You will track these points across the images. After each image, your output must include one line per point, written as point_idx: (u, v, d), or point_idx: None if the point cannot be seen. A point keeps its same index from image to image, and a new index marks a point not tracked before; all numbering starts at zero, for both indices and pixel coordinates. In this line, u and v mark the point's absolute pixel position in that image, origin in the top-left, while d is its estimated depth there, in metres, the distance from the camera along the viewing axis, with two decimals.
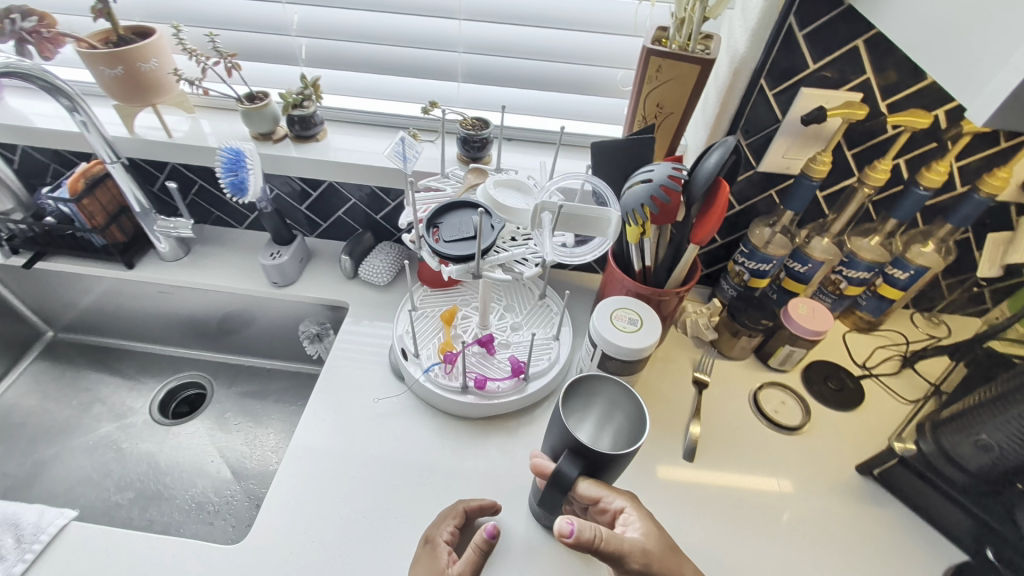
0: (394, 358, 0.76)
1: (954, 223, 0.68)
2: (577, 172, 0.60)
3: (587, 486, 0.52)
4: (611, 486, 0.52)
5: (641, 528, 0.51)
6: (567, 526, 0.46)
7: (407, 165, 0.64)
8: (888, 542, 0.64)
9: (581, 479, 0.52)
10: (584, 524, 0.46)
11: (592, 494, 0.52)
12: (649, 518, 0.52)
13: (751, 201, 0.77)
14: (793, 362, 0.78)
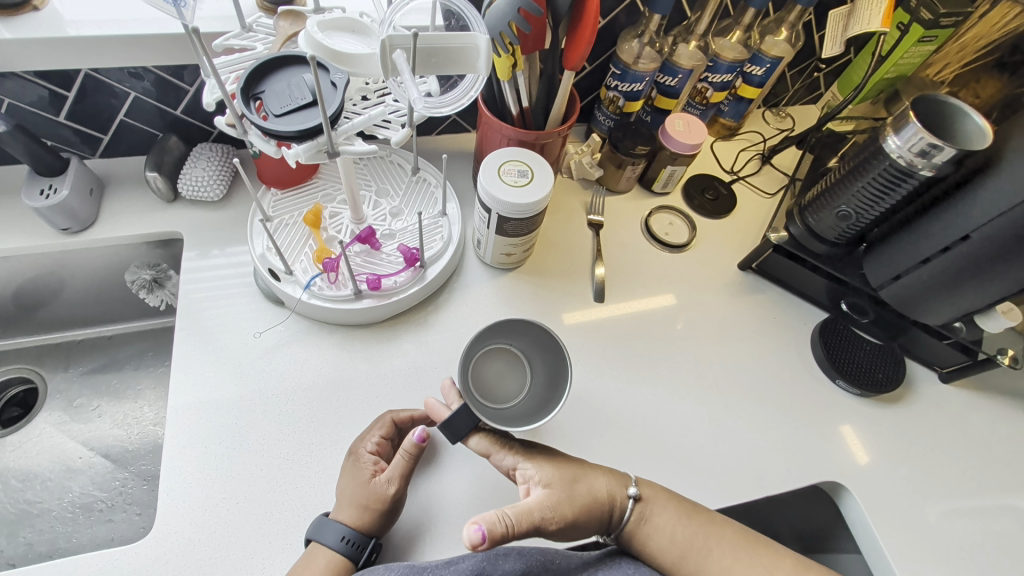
0: (264, 282, 0.64)
1: (803, 4, 0.69)
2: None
3: (478, 444, 0.52)
4: (500, 444, 0.51)
5: (543, 479, 0.50)
6: (475, 533, 0.43)
7: (179, 8, 0.45)
8: (771, 319, 0.73)
9: (472, 437, 0.52)
10: (490, 521, 0.44)
11: (485, 450, 0.52)
12: (546, 463, 0.51)
13: (613, 14, 0.70)
14: (675, 182, 0.80)
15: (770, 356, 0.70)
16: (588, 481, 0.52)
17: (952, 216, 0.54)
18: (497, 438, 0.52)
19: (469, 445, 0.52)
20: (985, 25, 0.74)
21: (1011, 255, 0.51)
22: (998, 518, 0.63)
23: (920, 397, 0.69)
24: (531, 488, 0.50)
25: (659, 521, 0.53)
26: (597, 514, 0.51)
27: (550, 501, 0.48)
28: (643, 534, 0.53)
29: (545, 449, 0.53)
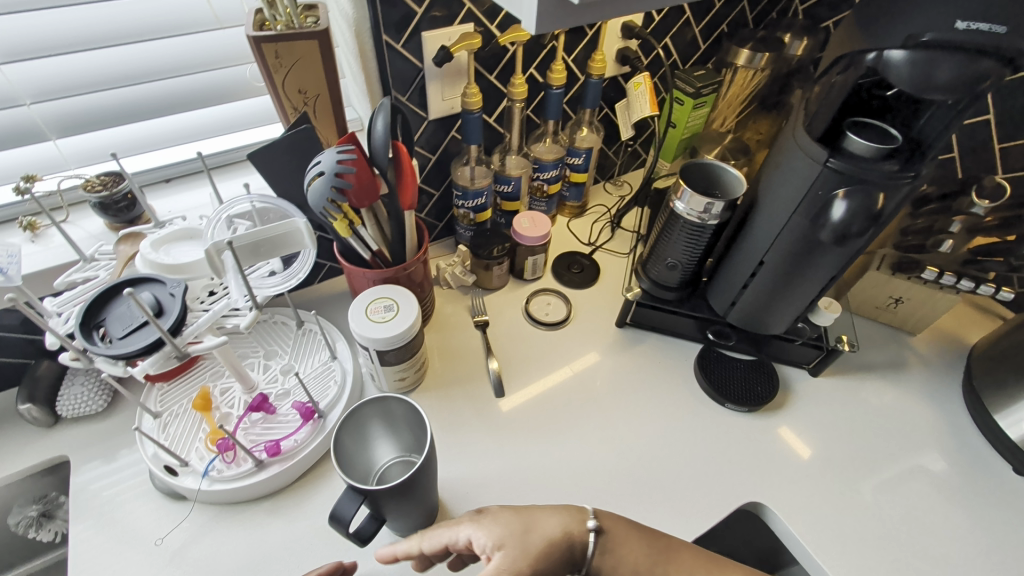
0: (161, 482, 0.63)
1: (590, 105, 0.83)
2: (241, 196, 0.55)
3: (428, 541, 0.53)
4: (446, 526, 0.54)
5: (495, 540, 0.52)
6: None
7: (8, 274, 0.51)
8: (656, 365, 0.80)
9: (418, 546, 0.53)
10: None
11: (439, 540, 0.53)
12: (492, 523, 0.53)
13: (441, 148, 0.82)
14: (541, 266, 0.88)
15: (665, 399, 0.76)
16: (540, 526, 0.53)
17: (746, 249, 0.64)
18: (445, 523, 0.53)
19: (420, 550, 0.53)
20: (737, 86, 0.95)
21: (797, 269, 0.60)
22: (897, 486, 0.69)
23: (799, 396, 0.77)
24: (489, 555, 0.52)
25: (624, 553, 0.54)
26: (560, 554, 0.53)
27: (506, 561, 0.51)
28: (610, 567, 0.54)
29: (489, 509, 0.55)
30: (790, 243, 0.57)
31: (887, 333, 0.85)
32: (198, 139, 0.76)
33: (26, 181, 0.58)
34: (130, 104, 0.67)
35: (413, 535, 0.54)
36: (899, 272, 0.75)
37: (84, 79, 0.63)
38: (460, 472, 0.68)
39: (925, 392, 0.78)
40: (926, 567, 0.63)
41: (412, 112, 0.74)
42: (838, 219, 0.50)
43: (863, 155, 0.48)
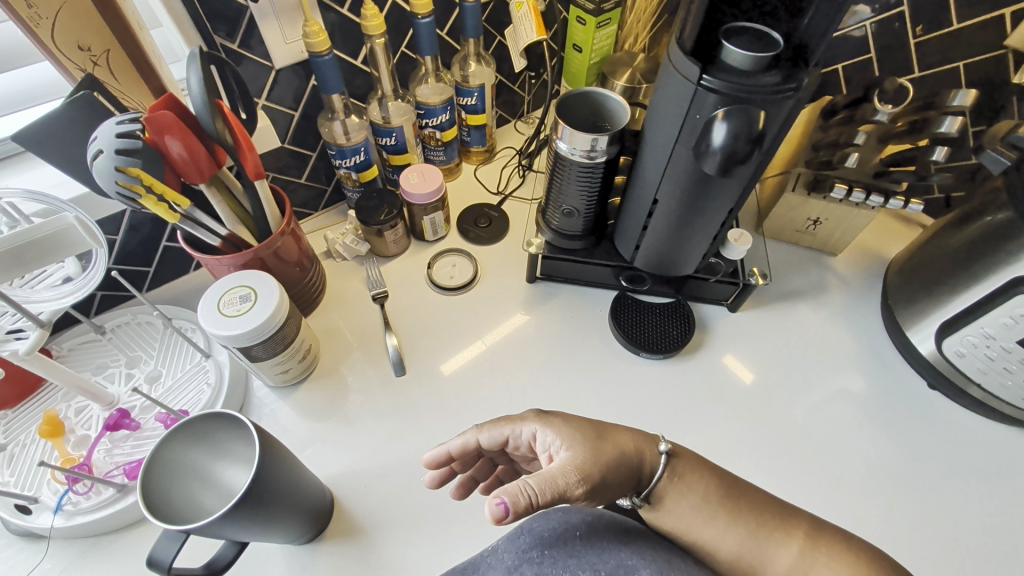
0: (10, 524, 0.55)
1: (471, 35, 0.72)
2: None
3: (487, 434, 0.53)
4: (510, 423, 0.52)
5: (564, 441, 0.48)
6: (500, 507, 0.38)
7: None
8: (570, 320, 0.75)
9: (476, 436, 0.53)
10: (513, 492, 0.39)
11: (498, 436, 0.53)
12: (566, 427, 0.50)
13: (303, 101, 0.70)
14: (443, 225, 0.80)
15: (581, 355, 0.72)
16: (614, 438, 0.50)
17: (640, 188, 0.58)
18: (509, 414, 0.52)
19: (477, 443, 0.53)
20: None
21: (691, 207, 0.55)
22: (816, 415, 0.68)
23: (718, 334, 0.74)
24: (555, 453, 0.48)
25: (693, 480, 0.51)
26: (629, 468, 0.49)
27: (580, 458, 0.46)
28: (674, 492, 0.50)
29: (564, 415, 0.52)
30: (680, 177, 0.52)
31: (808, 255, 0.81)
32: None
33: None
34: None
35: (470, 429, 0.53)
36: (815, 192, 0.70)
37: None
38: (362, 460, 0.63)
39: (845, 314, 0.76)
40: (842, 494, 0.62)
41: (250, 62, 0.62)
42: (720, 144, 0.44)
43: (740, 68, 0.43)
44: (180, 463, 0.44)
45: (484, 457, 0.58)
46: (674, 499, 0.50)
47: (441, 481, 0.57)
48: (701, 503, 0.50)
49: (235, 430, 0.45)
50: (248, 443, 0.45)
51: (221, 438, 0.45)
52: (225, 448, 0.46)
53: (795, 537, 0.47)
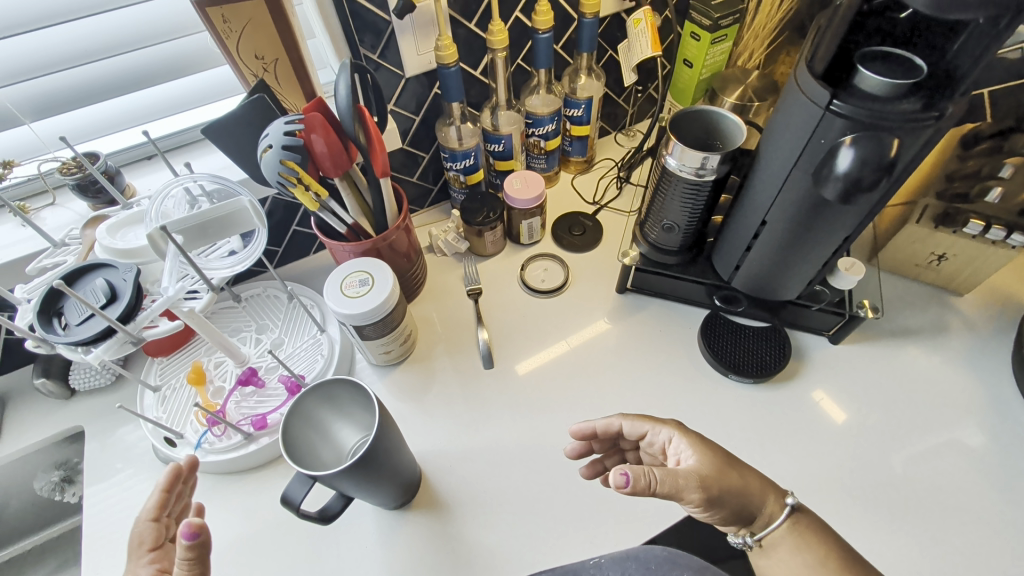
0: (160, 452, 0.66)
1: (585, 50, 0.75)
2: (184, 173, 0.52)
3: (629, 423, 0.57)
4: (652, 421, 0.55)
5: (694, 456, 0.51)
6: (621, 478, 0.45)
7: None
8: (654, 335, 0.75)
9: (621, 420, 0.57)
10: (637, 472, 0.46)
11: (638, 430, 0.56)
12: (702, 443, 0.52)
13: (426, 107, 0.76)
14: (539, 230, 0.83)
15: (663, 370, 0.72)
16: (743, 473, 0.51)
17: (749, 210, 0.57)
18: (649, 415, 0.56)
19: (619, 428, 0.57)
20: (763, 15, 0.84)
21: (803, 232, 0.53)
22: (922, 465, 0.63)
23: (815, 365, 0.70)
24: (682, 460, 0.52)
25: (813, 539, 0.50)
26: (750, 505, 0.51)
27: (709, 476, 0.49)
28: (789, 545, 0.50)
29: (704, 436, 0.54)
30: (794, 202, 0.51)
31: (927, 292, 0.75)
32: (148, 120, 0.68)
33: (3, 166, 0.59)
34: (93, 85, 0.62)
35: (617, 414, 0.58)
36: (943, 226, 0.65)
37: (42, 61, 0.58)
38: (443, 445, 0.67)
39: (968, 361, 0.69)
40: (943, 554, 0.57)
41: (386, 71, 0.69)
42: (845, 170, 0.43)
43: (875, 94, 0.42)
44: (309, 416, 0.51)
45: (619, 445, 0.62)
46: (787, 550, 0.50)
47: (580, 455, 0.61)
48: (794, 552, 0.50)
49: (361, 399, 0.51)
50: (366, 408, 0.52)
51: (345, 403, 0.52)
52: (351, 410, 0.52)
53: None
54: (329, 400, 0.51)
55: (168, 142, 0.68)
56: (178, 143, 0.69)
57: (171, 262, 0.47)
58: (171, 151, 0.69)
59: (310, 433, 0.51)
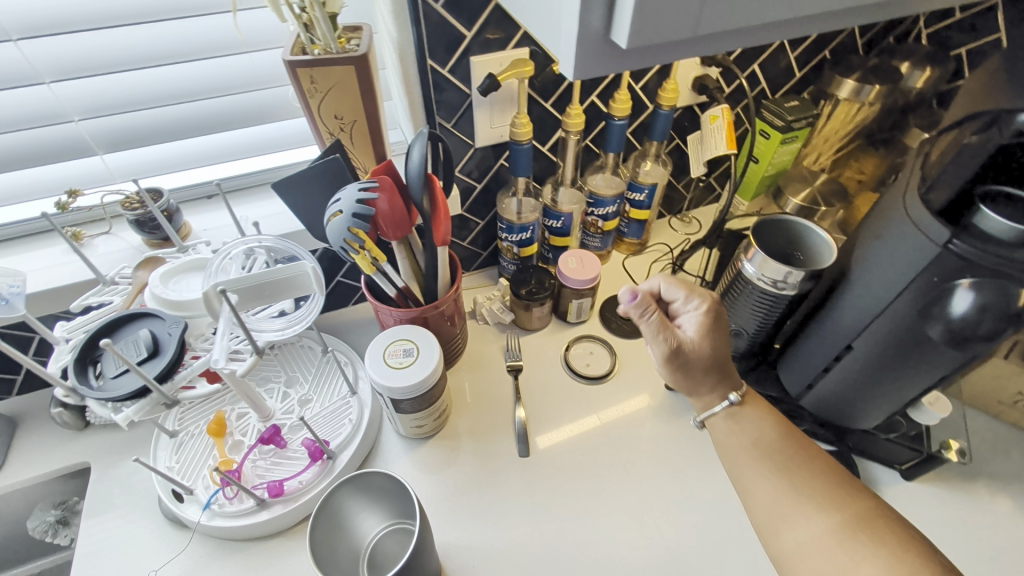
0: (165, 508, 0.62)
1: (657, 138, 0.73)
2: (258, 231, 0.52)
3: (668, 287, 0.58)
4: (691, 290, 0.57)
5: (699, 331, 0.56)
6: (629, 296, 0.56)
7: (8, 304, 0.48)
8: (702, 444, 0.69)
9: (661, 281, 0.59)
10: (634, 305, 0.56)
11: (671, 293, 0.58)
12: (715, 328, 0.56)
13: (489, 176, 0.75)
14: (587, 310, 0.80)
15: (711, 484, 0.66)
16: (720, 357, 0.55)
17: (828, 333, 0.54)
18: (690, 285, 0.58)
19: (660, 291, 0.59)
20: (836, 121, 0.83)
21: (895, 365, 0.49)
22: None
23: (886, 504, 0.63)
24: (686, 324, 0.57)
25: (748, 426, 0.54)
26: (693, 377, 0.56)
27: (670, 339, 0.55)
28: (725, 428, 0.55)
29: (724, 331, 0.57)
30: (886, 336, 0.48)
31: (1010, 436, 0.69)
32: (217, 161, 0.68)
33: (68, 195, 0.59)
34: (170, 123, 0.62)
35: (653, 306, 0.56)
36: None
37: (129, 97, 0.59)
38: (465, 541, 0.61)
39: None
40: None
41: (457, 140, 0.68)
42: (961, 314, 0.40)
43: (1000, 237, 0.38)
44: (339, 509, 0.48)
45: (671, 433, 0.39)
46: (720, 431, 0.56)
47: None
48: (724, 433, 0.55)
49: (393, 493, 0.49)
50: (394, 502, 0.50)
51: (384, 497, 0.50)
52: (381, 503, 0.50)
53: (863, 535, 0.45)
54: (360, 491, 0.49)
55: (236, 182, 0.68)
56: (247, 184, 0.69)
57: (222, 321, 0.45)
58: (236, 191, 0.69)
59: (337, 523, 0.48)
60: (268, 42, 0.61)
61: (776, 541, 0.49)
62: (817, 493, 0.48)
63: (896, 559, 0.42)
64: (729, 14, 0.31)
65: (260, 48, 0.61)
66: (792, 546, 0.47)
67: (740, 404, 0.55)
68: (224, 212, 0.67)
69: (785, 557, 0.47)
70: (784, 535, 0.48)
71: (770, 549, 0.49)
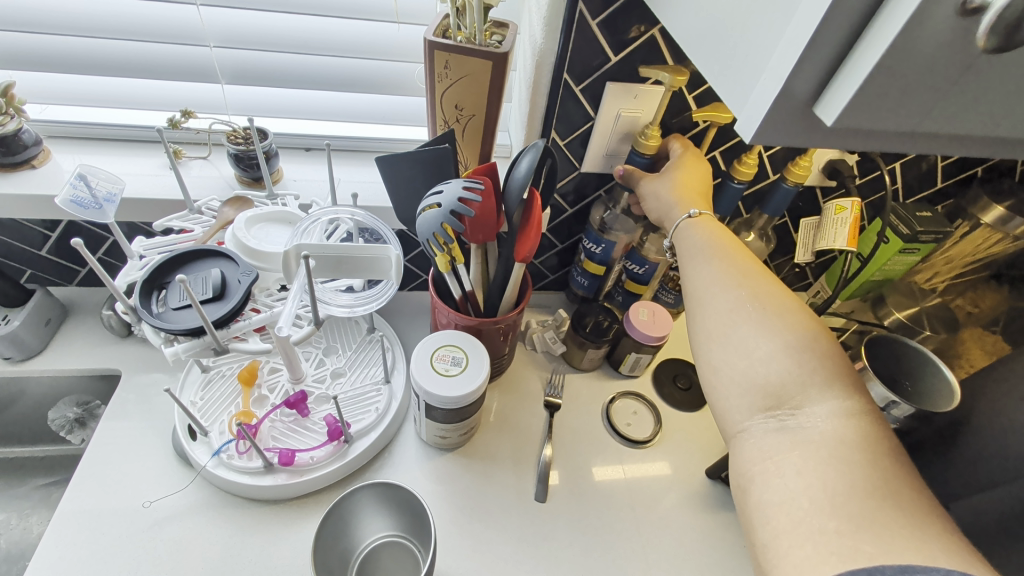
0: (177, 441, 0.61)
1: (770, 212, 0.67)
2: (352, 203, 0.50)
3: (645, 179, 0.59)
4: (683, 147, 0.60)
5: (692, 190, 0.56)
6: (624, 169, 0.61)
7: (86, 210, 0.48)
8: (732, 548, 0.63)
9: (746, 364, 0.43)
10: (631, 170, 0.61)
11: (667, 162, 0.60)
12: (704, 192, 0.57)
13: (584, 202, 0.72)
14: (643, 367, 0.75)
15: None
16: (704, 235, 0.51)
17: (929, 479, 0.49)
18: (688, 145, 0.60)
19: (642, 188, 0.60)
20: (968, 245, 0.74)
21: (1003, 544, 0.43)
22: None
23: None
24: (671, 167, 0.59)
25: (701, 234, 0.51)
26: (665, 216, 0.56)
27: (640, 179, 0.60)
28: (682, 234, 0.53)
29: (707, 194, 0.57)
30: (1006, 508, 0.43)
31: None
32: (327, 118, 0.68)
33: (183, 115, 0.58)
34: (298, 72, 0.63)
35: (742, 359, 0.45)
36: None
37: (268, 38, 0.59)
38: (459, 572, 0.57)
39: None
40: None
41: (564, 158, 0.65)
42: None
43: None
44: (356, 504, 0.50)
45: None
46: (683, 234, 0.53)
47: None
48: (683, 236, 0.53)
49: (404, 501, 0.50)
50: (403, 510, 0.51)
51: (398, 506, 0.51)
52: (397, 509, 0.51)
53: (783, 336, 0.41)
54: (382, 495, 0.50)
55: (344, 145, 0.69)
56: (350, 147, 0.69)
57: (295, 285, 0.43)
58: (342, 152, 0.69)
59: (347, 516, 0.50)
60: (412, 17, 0.60)
61: (700, 322, 0.46)
62: (751, 289, 0.45)
63: (808, 371, 0.40)
64: (950, 116, 0.27)
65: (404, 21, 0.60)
66: (716, 348, 0.44)
67: (696, 220, 0.53)
68: (318, 168, 0.67)
69: (716, 370, 0.44)
70: (705, 327, 0.45)
71: (705, 354, 0.45)
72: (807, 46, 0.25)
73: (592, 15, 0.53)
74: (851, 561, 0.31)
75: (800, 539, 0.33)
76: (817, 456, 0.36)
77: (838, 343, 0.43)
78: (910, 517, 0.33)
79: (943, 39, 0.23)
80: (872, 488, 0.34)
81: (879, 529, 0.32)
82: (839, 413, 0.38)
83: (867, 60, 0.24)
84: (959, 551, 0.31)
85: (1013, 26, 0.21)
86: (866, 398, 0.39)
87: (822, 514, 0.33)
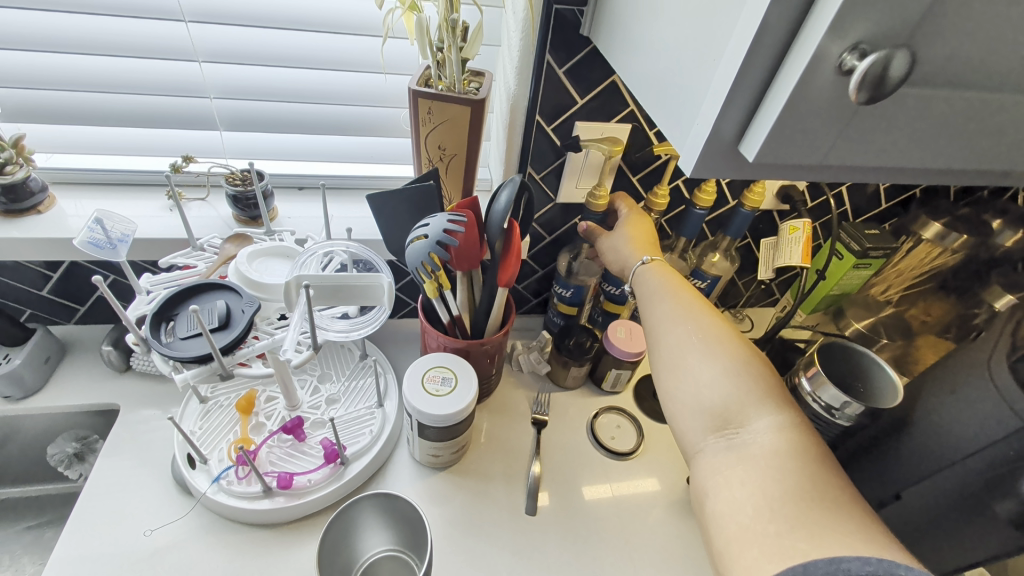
0: (177, 471, 0.63)
1: (731, 234, 0.73)
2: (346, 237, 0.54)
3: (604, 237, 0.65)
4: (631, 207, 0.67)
5: (644, 241, 0.62)
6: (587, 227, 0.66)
7: (103, 250, 0.51)
8: None
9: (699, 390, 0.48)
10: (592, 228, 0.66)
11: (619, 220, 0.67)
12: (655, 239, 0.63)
13: (562, 230, 0.77)
14: (623, 382, 0.79)
15: None
16: (658, 278, 0.57)
17: (884, 471, 0.53)
18: (633, 205, 0.67)
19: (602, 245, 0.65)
20: (912, 259, 0.81)
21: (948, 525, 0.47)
22: None
23: None
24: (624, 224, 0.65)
25: (655, 278, 0.57)
26: (625, 268, 0.61)
27: (600, 236, 0.65)
28: (639, 278, 0.58)
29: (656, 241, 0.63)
30: (948, 491, 0.48)
31: None
32: (319, 159, 0.73)
33: (184, 160, 0.63)
34: (292, 118, 0.68)
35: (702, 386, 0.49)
36: None
37: (265, 89, 0.65)
38: None
39: None
40: None
41: (541, 191, 0.71)
42: None
43: None
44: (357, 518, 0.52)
45: None
46: (641, 277, 0.58)
47: None
48: (639, 279, 0.58)
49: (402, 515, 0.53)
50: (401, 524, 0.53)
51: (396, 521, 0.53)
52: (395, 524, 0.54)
53: (721, 362, 0.47)
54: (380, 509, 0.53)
55: (336, 183, 0.74)
56: (341, 185, 0.74)
57: (295, 313, 0.47)
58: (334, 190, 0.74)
59: (349, 530, 0.52)
60: (396, 68, 0.66)
61: (657, 356, 0.51)
62: (695, 321, 0.50)
63: (745, 390, 0.45)
64: (850, 149, 0.33)
65: (389, 71, 0.66)
66: (672, 378, 0.49)
67: (650, 265, 0.58)
68: (312, 205, 0.71)
69: (672, 399, 0.48)
70: (661, 361, 0.51)
71: (663, 386, 0.50)
72: (728, 97, 0.30)
73: (559, 64, 0.59)
74: (790, 558, 0.34)
75: (747, 545, 0.37)
76: (758, 468, 0.40)
77: (771, 366, 0.48)
78: (838, 513, 0.36)
79: (832, 91, 0.29)
80: (809, 492, 0.38)
81: (813, 528, 0.35)
82: (777, 427, 0.42)
83: (774, 109, 0.29)
84: (887, 544, 0.35)
85: (877, 80, 0.26)
86: (798, 412, 0.44)
87: (764, 519, 0.37)
